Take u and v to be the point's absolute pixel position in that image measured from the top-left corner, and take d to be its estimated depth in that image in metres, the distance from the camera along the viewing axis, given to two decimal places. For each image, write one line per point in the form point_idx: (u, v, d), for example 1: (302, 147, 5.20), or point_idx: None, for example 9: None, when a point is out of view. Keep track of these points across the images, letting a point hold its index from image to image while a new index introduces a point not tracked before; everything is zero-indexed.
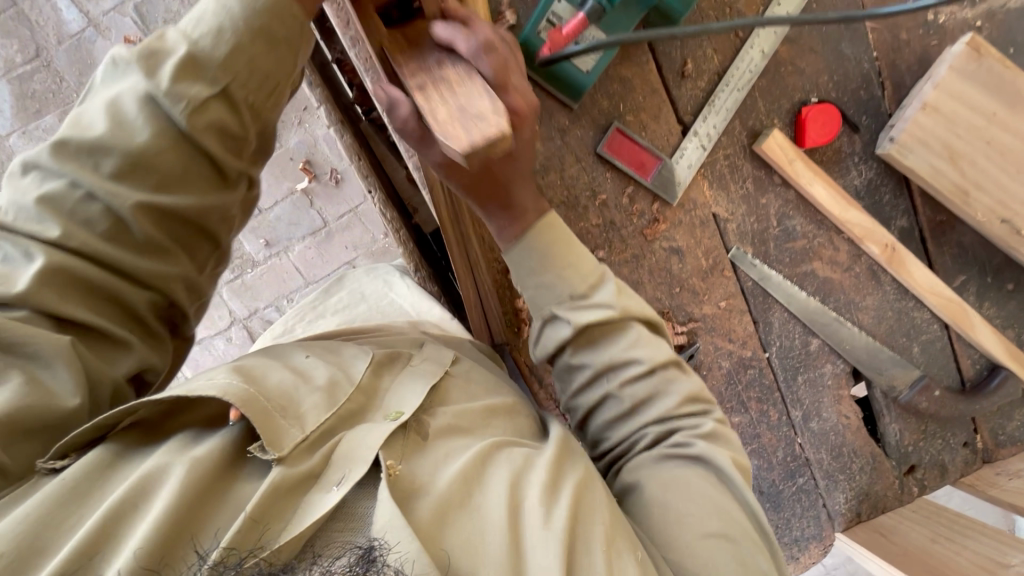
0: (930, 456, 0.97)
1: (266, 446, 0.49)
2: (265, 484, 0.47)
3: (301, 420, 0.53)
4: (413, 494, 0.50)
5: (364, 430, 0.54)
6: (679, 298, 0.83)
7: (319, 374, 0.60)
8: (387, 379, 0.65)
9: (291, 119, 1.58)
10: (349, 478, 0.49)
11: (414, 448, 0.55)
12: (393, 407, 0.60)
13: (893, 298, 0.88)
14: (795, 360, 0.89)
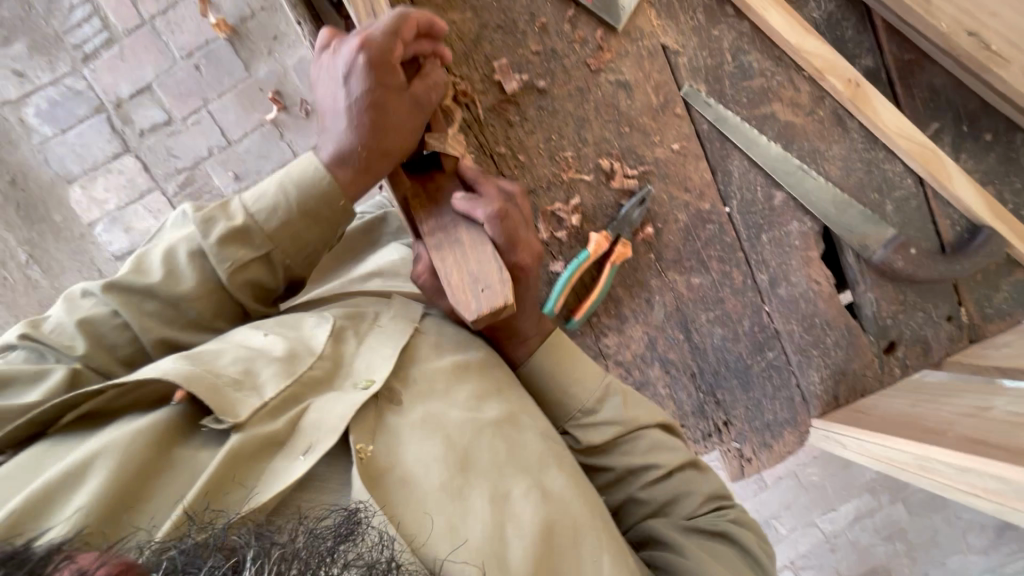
0: (910, 331, 0.90)
1: (220, 416, 0.48)
2: (226, 453, 0.47)
3: (258, 391, 0.52)
4: (378, 474, 0.51)
5: (328, 400, 0.53)
6: (630, 139, 0.78)
7: (277, 344, 0.57)
8: (352, 342, 0.61)
9: (259, 49, 1.52)
10: (317, 449, 0.49)
11: (386, 414, 0.56)
12: (361, 374, 0.57)
13: (862, 147, 0.83)
14: (758, 216, 0.84)
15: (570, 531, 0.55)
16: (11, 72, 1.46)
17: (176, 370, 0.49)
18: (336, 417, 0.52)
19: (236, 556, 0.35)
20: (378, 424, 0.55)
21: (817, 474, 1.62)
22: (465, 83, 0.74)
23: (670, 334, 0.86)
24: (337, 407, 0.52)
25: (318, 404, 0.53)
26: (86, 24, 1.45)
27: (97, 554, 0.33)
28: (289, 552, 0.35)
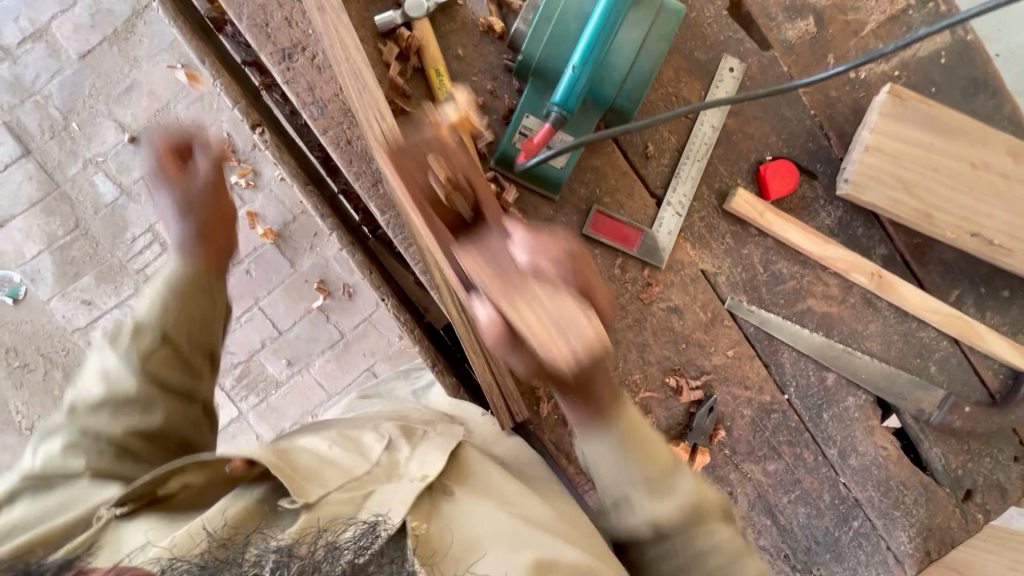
0: (983, 477, 0.94)
1: (293, 496, 0.59)
2: (303, 522, 0.57)
3: (324, 482, 0.62)
4: (433, 548, 0.58)
5: (388, 494, 0.62)
6: (687, 352, 0.87)
7: (371, 448, 0.70)
8: (406, 450, 0.70)
9: (302, 246, 1.72)
10: (389, 516, 0.58)
11: (440, 502, 0.64)
12: (416, 472, 0.66)
13: (895, 321, 0.91)
14: (816, 398, 0.90)
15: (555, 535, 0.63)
16: (80, 303, 1.68)
17: (265, 455, 0.63)
18: (398, 499, 0.61)
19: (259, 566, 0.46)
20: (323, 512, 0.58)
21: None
22: None
23: (757, 521, 0.90)
24: (395, 494, 0.62)
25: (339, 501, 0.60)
26: (148, 249, 1.68)
27: None
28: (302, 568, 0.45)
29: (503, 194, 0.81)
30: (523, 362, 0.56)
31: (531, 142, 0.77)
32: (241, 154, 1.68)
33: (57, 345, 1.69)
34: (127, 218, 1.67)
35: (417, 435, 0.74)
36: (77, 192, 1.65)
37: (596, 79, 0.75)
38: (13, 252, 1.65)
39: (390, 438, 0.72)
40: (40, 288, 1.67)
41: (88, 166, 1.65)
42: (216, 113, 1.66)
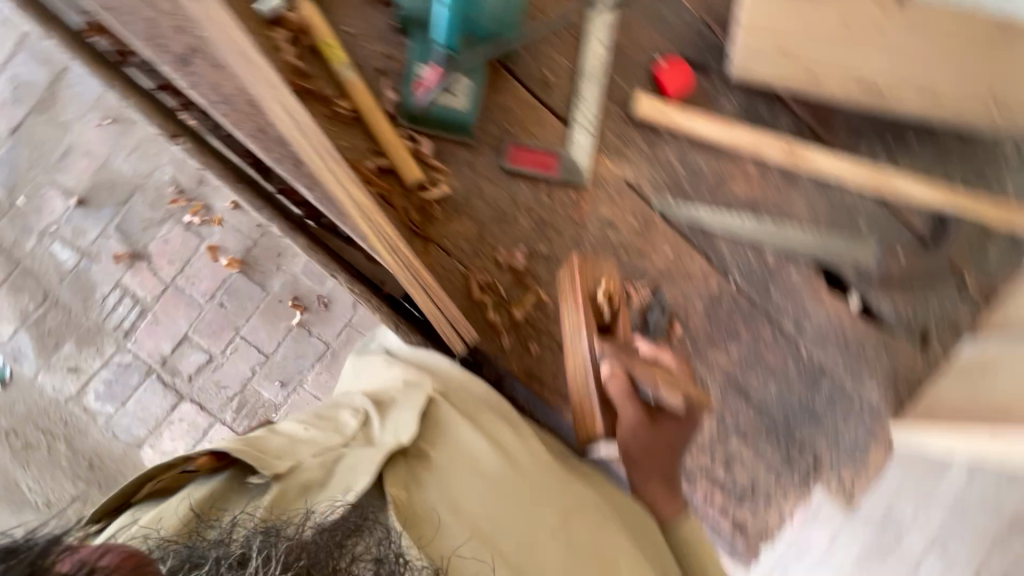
0: (932, 316, 0.98)
1: (262, 470, 0.64)
2: (272, 496, 0.61)
3: (296, 459, 0.67)
4: (415, 518, 0.64)
5: (357, 462, 0.67)
6: (629, 259, 0.91)
7: (349, 424, 0.74)
8: (377, 422, 0.74)
9: (270, 268, 1.75)
10: (353, 488, 0.63)
11: (420, 471, 0.69)
12: (388, 436, 0.71)
13: (817, 188, 0.95)
14: (761, 276, 0.94)
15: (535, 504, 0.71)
16: (66, 371, 1.70)
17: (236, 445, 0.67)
18: (362, 473, 0.65)
19: (247, 547, 0.51)
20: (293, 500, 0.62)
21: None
22: (483, 272, 0.87)
23: (732, 403, 0.94)
24: (360, 465, 0.66)
25: (310, 471, 0.66)
26: (120, 304, 1.71)
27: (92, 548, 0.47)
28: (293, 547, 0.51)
29: (419, 148, 0.86)
30: (635, 409, 0.77)
31: (428, 85, 0.83)
32: (188, 192, 1.71)
33: (52, 418, 1.70)
34: (93, 279, 1.70)
35: (390, 406, 0.77)
36: (40, 265, 1.69)
37: (472, 16, 0.85)
38: None
39: (364, 416, 0.76)
40: (24, 365, 1.69)
41: (45, 237, 1.69)
42: (154, 158, 1.70)
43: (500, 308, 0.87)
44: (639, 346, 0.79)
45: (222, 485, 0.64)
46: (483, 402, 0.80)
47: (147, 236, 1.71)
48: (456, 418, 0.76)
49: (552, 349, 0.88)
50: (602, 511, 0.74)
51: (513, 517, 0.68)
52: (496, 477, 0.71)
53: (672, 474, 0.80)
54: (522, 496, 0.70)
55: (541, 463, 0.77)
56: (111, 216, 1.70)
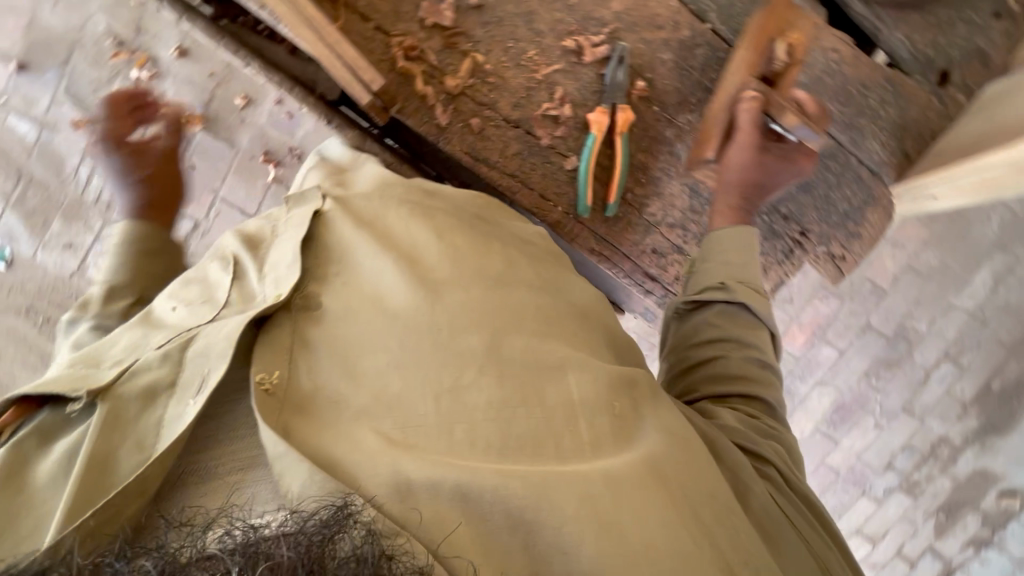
0: (960, 49, 0.83)
1: (77, 390, 0.51)
2: (98, 423, 0.49)
3: (139, 352, 0.55)
4: (294, 404, 0.51)
5: (213, 328, 0.54)
6: (581, 8, 0.77)
7: (219, 277, 0.63)
8: (253, 275, 0.61)
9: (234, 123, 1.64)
10: (207, 384, 0.51)
11: (307, 329, 0.56)
12: (268, 291, 0.58)
13: None
14: (744, 16, 0.80)
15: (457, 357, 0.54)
16: (62, 248, 1.72)
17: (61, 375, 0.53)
18: (221, 339, 0.53)
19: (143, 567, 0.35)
20: (133, 421, 0.50)
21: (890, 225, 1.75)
22: (409, 38, 0.75)
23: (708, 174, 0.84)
24: (223, 330, 0.53)
25: (151, 369, 0.53)
26: (94, 176, 1.67)
27: None
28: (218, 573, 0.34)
29: None
30: (757, 133, 0.76)
31: None
32: (131, 43, 1.56)
33: (62, 295, 1.74)
34: (59, 151, 1.64)
35: (266, 245, 0.64)
36: (3, 142, 1.63)
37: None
38: None
39: (233, 260, 0.64)
40: (20, 245, 1.71)
41: None
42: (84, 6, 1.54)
43: (432, 79, 0.77)
44: (796, 94, 0.77)
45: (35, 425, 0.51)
46: (386, 202, 0.65)
47: (100, 99, 1.61)
48: (343, 222, 0.62)
49: (497, 123, 0.79)
50: (556, 322, 0.60)
51: (425, 368, 0.53)
52: (404, 316, 0.55)
53: (754, 197, 0.79)
54: (436, 335, 0.54)
55: (462, 276, 0.59)
56: (58, 80, 1.59)
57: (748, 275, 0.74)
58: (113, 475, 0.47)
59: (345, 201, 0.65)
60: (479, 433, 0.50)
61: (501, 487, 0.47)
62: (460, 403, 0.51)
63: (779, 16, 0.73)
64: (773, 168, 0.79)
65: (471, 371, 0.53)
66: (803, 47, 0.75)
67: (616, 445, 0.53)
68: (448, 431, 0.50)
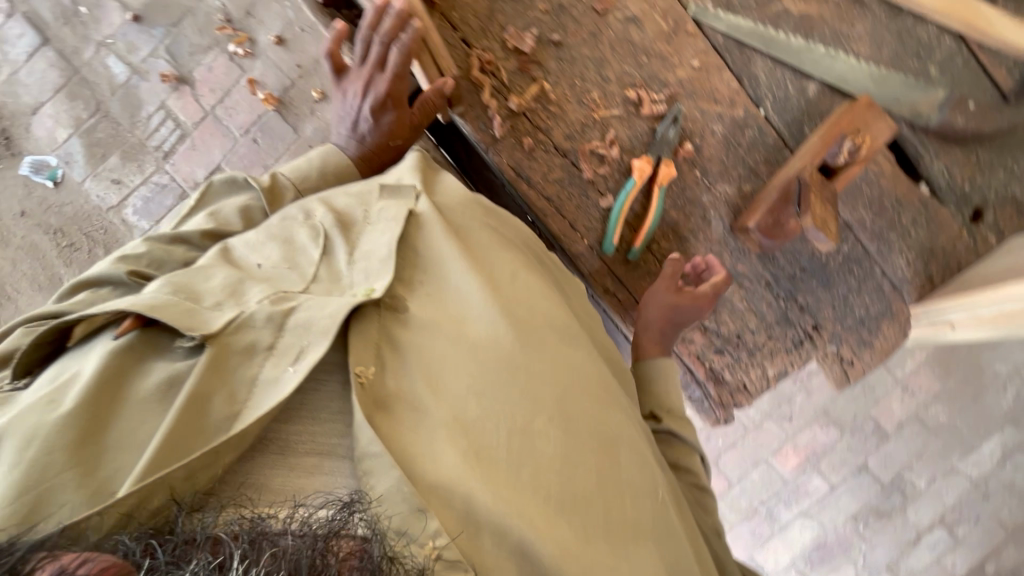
0: (996, 191, 0.86)
1: (189, 332, 0.56)
2: (203, 365, 0.55)
3: (240, 305, 0.60)
4: (381, 394, 0.59)
5: (317, 305, 0.60)
6: (649, 67, 0.83)
7: (313, 247, 0.69)
8: (343, 254, 0.68)
9: (303, 111, 1.75)
10: (307, 360, 0.56)
11: (394, 329, 0.64)
12: (360, 285, 0.64)
13: (885, 19, 0.82)
14: (796, 112, 0.84)
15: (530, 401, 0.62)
16: (110, 182, 1.79)
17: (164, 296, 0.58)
18: (325, 316, 0.59)
19: (222, 554, 0.42)
20: (232, 369, 0.56)
21: (905, 369, 1.72)
22: (488, 54, 0.82)
23: (734, 245, 0.87)
24: (329, 306, 0.60)
25: (254, 329, 0.58)
26: (163, 126, 1.77)
27: (78, 553, 0.40)
28: (273, 553, 0.42)
29: None
30: (770, 212, 0.80)
31: None
32: (236, 21, 1.70)
33: (94, 225, 1.81)
34: (140, 97, 1.76)
35: (358, 228, 0.72)
36: (94, 76, 1.75)
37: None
38: (46, 138, 1.78)
39: (324, 234, 0.70)
40: (73, 170, 1.79)
41: (101, 49, 1.74)
42: None
43: (498, 94, 0.82)
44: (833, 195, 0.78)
45: (141, 341, 0.58)
46: (471, 219, 0.76)
47: (194, 61, 1.74)
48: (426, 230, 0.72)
49: (548, 147, 0.84)
50: (604, 390, 0.69)
51: (501, 402, 0.61)
52: (485, 349, 0.64)
53: (671, 333, 0.83)
54: (514, 376, 0.63)
55: (534, 316, 0.70)
56: (163, 37, 1.72)
57: (673, 402, 0.80)
58: (207, 416, 0.53)
59: (437, 207, 0.76)
60: (542, 477, 0.58)
61: (557, 548, 0.54)
62: (527, 443, 0.59)
63: (861, 117, 0.78)
64: (686, 316, 0.82)
65: (539, 419, 0.61)
66: (871, 148, 0.78)
67: (631, 523, 0.60)
68: (516, 470, 0.58)
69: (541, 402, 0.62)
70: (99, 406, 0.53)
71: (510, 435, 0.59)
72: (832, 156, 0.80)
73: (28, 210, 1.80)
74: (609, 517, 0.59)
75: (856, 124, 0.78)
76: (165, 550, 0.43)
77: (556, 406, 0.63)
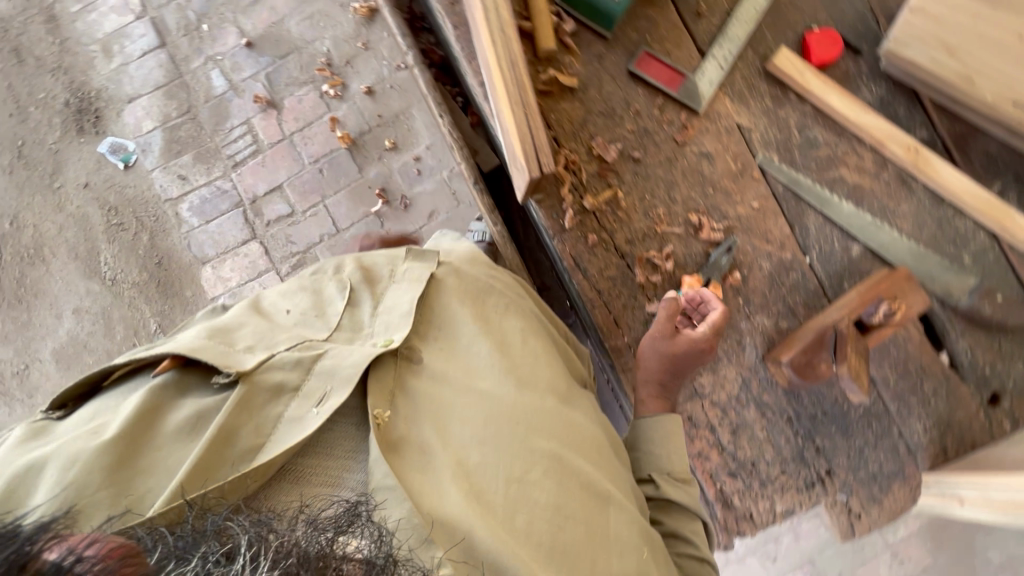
0: (1015, 381, 0.90)
1: (227, 371, 0.71)
2: (233, 403, 0.69)
3: (272, 348, 0.77)
4: (389, 426, 0.75)
5: (340, 355, 0.78)
6: (713, 198, 0.92)
7: (334, 304, 0.90)
8: (367, 308, 0.89)
9: (372, 155, 1.88)
10: (329, 400, 0.72)
11: (405, 376, 0.81)
12: (380, 336, 0.84)
13: (930, 205, 0.91)
14: (838, 267, 0.92)
15: (525, 459, 0.77)
16: (176, 177, 1.89)
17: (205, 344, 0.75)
18: (348, 366, 0.76)
19: (231, 542, 0.52)
20: (259, 407, 0.71)
21: (897, 532, 1.68)
22: (573, 154, 0.91)
23: (762, 375, 0.91)
24: (358, 353, 0.78)
25: (283, 371, 0.74)
26: (241, 138, 1.90)
27: (87, 536, 0.49)
28: (276, 541, 0.53)
29: (562, 25, 0.91)
30: (805, 357, 0.84)
31: None
32: (336, 67, 1.89)
33: (148, 211, 1.89)
34: (229, 110, 1.90)
35: (382, 284, 0.94)
36: (195, 83, 1.91)
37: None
38: (132, 125, 1.90)
39: (352, 287, 0.92)
40: (146, 158, 1.90)
41: (208, 62, 1.91)
42: (321, 29, 1.89)
43: (574, 191, 0.91)
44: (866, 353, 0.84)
45: (173, 380, 0.73)
46: (493, 284, 0.97)
47: (287, 91, 1.90)
48: (448, 299, 0.92)
49: (609, 246, 0.91)
50: (589, 450, 0.85)
51: (500, 455, 0.76)
52: (489, 405, 0.81)
53: (672, 379, 0.86)
54: (515, 436, 0.79)
55: (539, 382, 0.88)
56: (267, 65, 1.90)
57: (668, 463, 0.87)
58: (231, 448, 0.67)
59: (460, 274, 0.96)
60: (534, 527, 0.73)
61: None
62: (520, 492, 0.75)
63: (897, 287, 0.85)
64: (686, 360, 0.84)
65: (534, 473, 0.76)
66: (904, 315, 0.84)
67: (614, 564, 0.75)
68: (512, 515, 0.73)
69: (536, 459, 0.78)
70: (138, 438, 0.66)
71: (507, 483, 0.75)
72: (868, 316, 0.85)
73: (92, 184, 1.90)
74: (594, 569, 0.73)
75: (890, 294, 0.85)
76: (181, 542, 0.53)
77: (551, 463, 0.78)
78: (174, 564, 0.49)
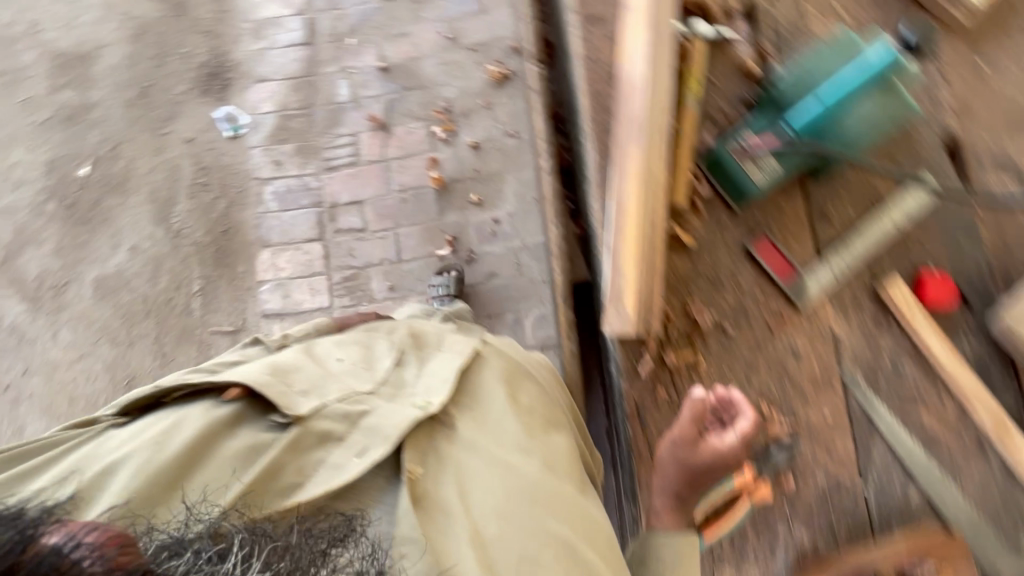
0: None
1: (286, 413, 0.81)
2: (288, 440, 0.79)
3: (322, 396, 0.85)
4: (426, 480, 0.83)
5: (388, 412, 0.85)
6: (792, 396, 0.97)
7: (384, 362, 0.96)
8: (413, 370, 0.96)
9: (456, 203, 1.94)
10: (370, 454, 0.80)
11: (438, 436, 0.88)
12: (420, 396, 0.90)
13: (998, 477, 0.94)
14: (893, 505, 0.95)
15: (539, 540, 0.81)
16: (272, 161, 1.98)
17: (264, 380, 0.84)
18: (391, 426, 0.83)
19: (225, 541, 0.60)
20: (304, 450, 0.80)
21: None
22: (672, 310, 0.98)
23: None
24: (402, 413, 0.85)
25: (332, 421, 0.83)
26: (344, 147, 1.99)
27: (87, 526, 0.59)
28: (275, 546, 0.61)
29: (698, 190, 0.98)
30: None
31: (756, 147, 0.94)
32: (453, 114, 1.98)
33: (234, 182, 1.97)
34: (343, 119, 2.00)
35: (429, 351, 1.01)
36: (322, 85, 2.02)
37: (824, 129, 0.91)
38: (252, 103, 2.01)
39: (403, 348, 0.99)
40: (253, 135, 1.99)
41: (341, 71, 2.02)
42: (453, 78, 2.01)
43: (664, 344, 0.98)
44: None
45: (234, 412, 0.82)
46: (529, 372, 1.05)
47: (402, 120, 2.00)
48: (488, 371, 0.99)
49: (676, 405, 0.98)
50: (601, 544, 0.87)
51: (518, 528, 0.81)
52: (512, 475, 0.86)
53: (689, 487, 0.90)
54: (534, 512, 0.83)
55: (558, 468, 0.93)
56: (393, 92, 2.01)
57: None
58: (277, 481, 0.76)
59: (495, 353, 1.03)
60: None
61: None
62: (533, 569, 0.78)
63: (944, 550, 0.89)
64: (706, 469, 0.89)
65: (546, 553, 0.80)
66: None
67: None
68: None
69: (551, 541, 0.81)
70: (193, 459, 0.76)
71: (519, 558, 0.79)
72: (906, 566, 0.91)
73: (196, 140, 1.99)
74: None
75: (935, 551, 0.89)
76: (181, 542, 0.60)
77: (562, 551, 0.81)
78: (169, 560, 0.57)
